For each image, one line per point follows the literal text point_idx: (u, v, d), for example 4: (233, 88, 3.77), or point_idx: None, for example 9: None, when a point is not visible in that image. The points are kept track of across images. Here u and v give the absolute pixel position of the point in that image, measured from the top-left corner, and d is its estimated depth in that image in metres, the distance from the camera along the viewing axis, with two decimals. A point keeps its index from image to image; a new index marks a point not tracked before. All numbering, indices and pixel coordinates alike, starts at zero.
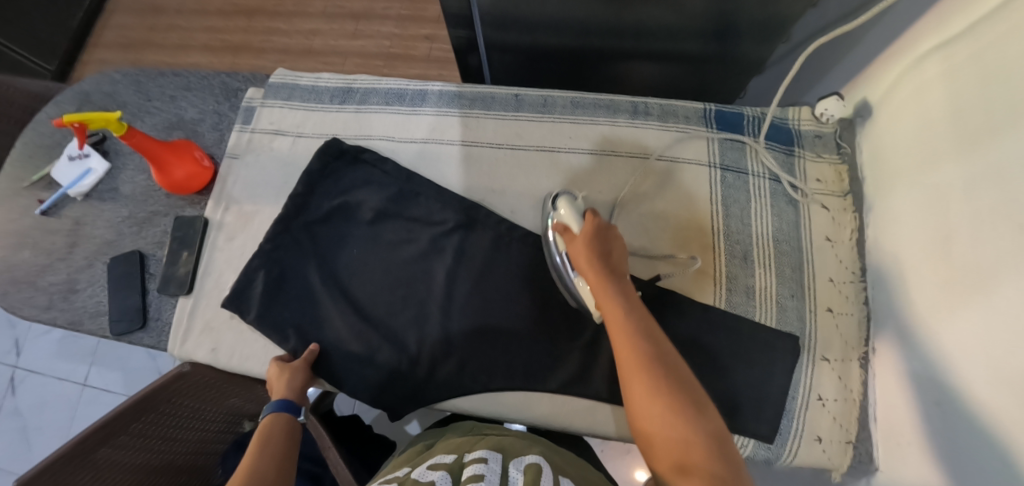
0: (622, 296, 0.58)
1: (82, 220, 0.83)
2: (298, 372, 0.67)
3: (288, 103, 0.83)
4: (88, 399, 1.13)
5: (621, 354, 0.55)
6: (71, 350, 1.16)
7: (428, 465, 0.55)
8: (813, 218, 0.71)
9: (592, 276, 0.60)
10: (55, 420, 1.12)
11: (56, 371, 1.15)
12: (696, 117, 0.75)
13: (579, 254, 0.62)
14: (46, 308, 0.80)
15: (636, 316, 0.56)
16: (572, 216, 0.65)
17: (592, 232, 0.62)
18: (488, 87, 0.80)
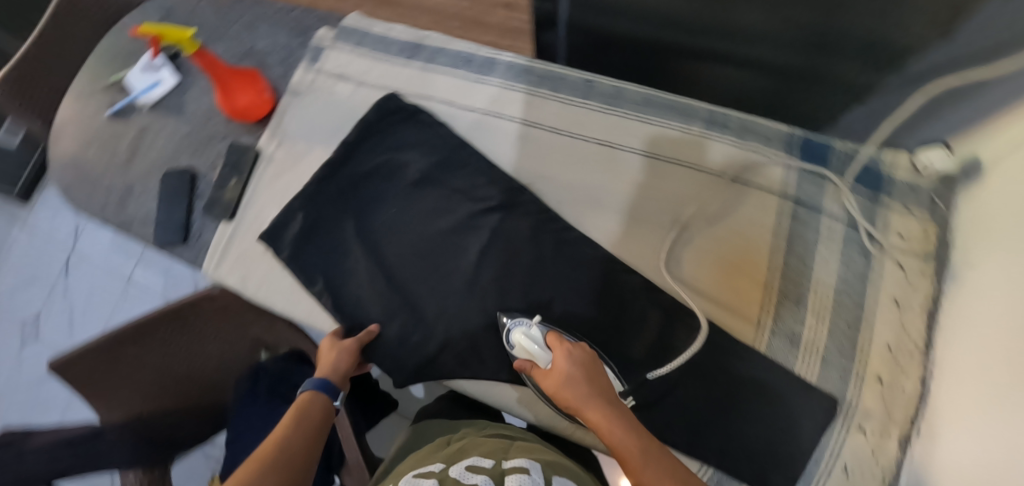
0: (622, 420, 0.53)
1: (146, 130, 0.86)
2: (349, 352, 0.67)
3: (356, 50, 0.82)
4: (131, 296, 1.20)
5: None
6: (123, 248, 1.23)
7: (465, 464, 0.49)
8: (885, 276, 0.64)
9: (588, 409, 0.55)
10: (98, 309, 1.20)
11: (107, 264, 1.22)
12: (779, 141, 0.69)
13: (562, 391, 0.57)
14: (105, 207, 0.85)
15: (649, 447, 0.51)
16: (537, 347, 0.61)
17: (571, 357, 0.59)
18: (560, 68, 0.75)
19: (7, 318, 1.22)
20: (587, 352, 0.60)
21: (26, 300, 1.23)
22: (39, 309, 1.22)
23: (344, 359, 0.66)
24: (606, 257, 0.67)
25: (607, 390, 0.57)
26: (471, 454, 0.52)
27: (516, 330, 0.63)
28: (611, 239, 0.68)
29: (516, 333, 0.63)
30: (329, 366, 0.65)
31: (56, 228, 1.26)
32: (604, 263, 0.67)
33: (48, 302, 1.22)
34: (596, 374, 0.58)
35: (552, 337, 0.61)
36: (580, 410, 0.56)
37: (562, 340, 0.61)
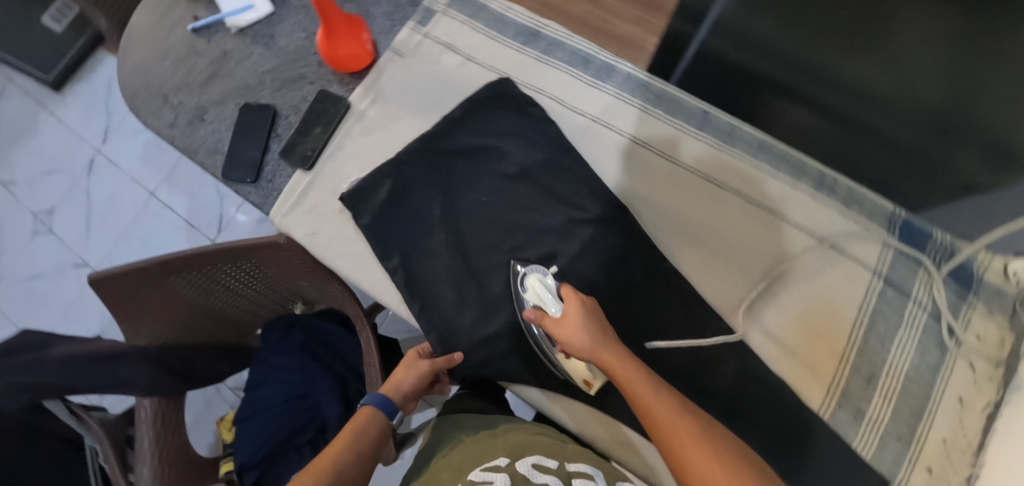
0: (633, 364, 0.56)
1: (230, 54, 0.81)
2: (422, 376, 0.66)
3: (470, 21, 0.78)
4: (151, 210, 1.17)
5: (667, 427, 0.51)
6: (153, 159, 1.18)
7: (532, 462, 0.53)
8: (954, 373, 0.65)
9: (602, 354, 0.56)
10: (117, 217, 1.17)
11: (132, 171, 1.18)
12: (882, 217, 0.69)
13: (577, 338, 0.58)
14: (169, 125, 0.79)
15: (658, 383, 0.55)
16: (550, 296, 0.62)
17: (583, 306, 0.59)
18: (679, 92, 0.74)
19: (20, 207, 1.19)
20: (593, 301, 0.62)
21: (41, 192, 1.19)
22: (54, 203, 1.18)
23: (416, 378, 0.65)
24: (693, 295, 0.67)
25: (614, 336, 0.59)
26: (532, 453, 0.55)
27: (532, 276, 0.64)
28: (699, 278, 0.67)
29: (531, 279, 0.64)
30: (396, 382, 0.65)
31: (86, 121, 1.21)
32: (690, 301, 0.66)
33: (65, 197, 1.18)
34: (603, 322, 0.60)
35: (564, 288, 0.62)
36: (594, 356, 0.57)
37: (572, 290, 0.62)
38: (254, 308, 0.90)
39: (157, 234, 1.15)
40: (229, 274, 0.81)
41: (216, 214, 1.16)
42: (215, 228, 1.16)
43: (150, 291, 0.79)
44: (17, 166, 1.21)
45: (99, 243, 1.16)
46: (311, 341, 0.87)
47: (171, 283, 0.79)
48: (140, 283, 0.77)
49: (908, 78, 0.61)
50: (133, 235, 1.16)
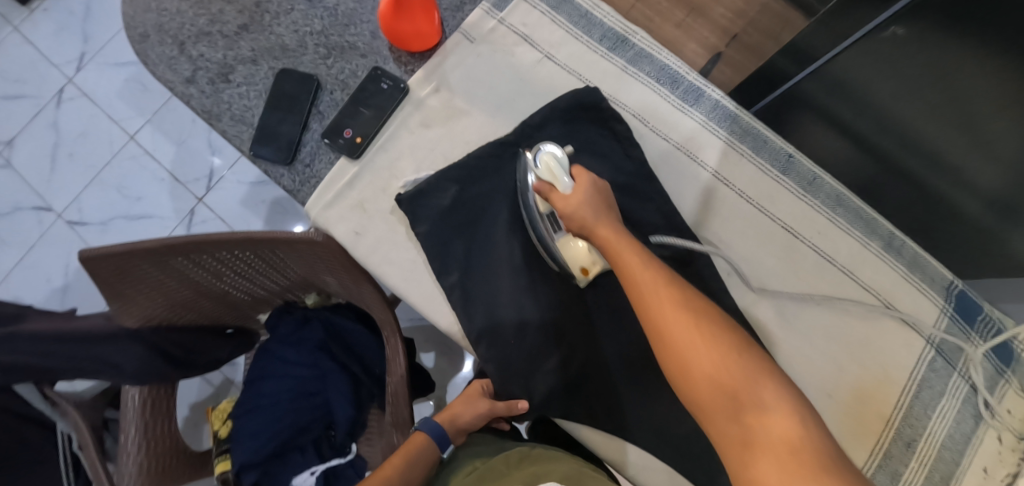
0: (632, 241, 0.53)
1: (265, 6, 0.69)
2: (480, 413, 0.70)
3: (551, 13, 0.69)
4: (129, 154, 1.20)
5: (652, 297, 0.49)
6: (133, 96, 1.22)
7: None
8: (982, 445, 0.66)
9: (601, 230, 0.54)
10: (94, 157, 1.20)
11: (110, 109, 1.22)
12: (940, 285, 0.69)
13: (577, 213, 0.55)
14: (186, 80, 0.68)
15: (653, 260, 0.52)
16: (562, 171, 0.58)
17: (591, 184, 0.57)
18: (765, 128, 0.69)
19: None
20: (604, 187, 0.58)
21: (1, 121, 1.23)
22: (14, 135, 1.22)
23: (472, 416, 0.71)
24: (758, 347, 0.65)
25: (617, 217, 0.56)
26: (548, 478, 0.58)
27: (545, 151, 0.59)
28: (767, 330, 0.67)
29: (544, 155, 0.59)
30: (453, 413, 0.71)
31: (61, 49, 1.24)
32: None
33: (37, 130, 1.22)
34: (610, 206, 0.57)
35: (576, 167, 0.58)
36: (593, 232, 0.55)
37: (586, 171, 0.58)
38: (266, 292, 0.82)
39: (138, 181, 1.18)
40: (245, 259, 0.72)
41: (204, 169, 1.19)
42: (200, 184, 1.18)
43: (153, 272, 0.69)
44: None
45: (67, 181, 1.20)
46: (330, 340, 0.81)
47: (176, 264, 0.69)
48: (142, 263, 0.67)
49: (975, 153, 0.65)
50: (108, 179, 1.19)
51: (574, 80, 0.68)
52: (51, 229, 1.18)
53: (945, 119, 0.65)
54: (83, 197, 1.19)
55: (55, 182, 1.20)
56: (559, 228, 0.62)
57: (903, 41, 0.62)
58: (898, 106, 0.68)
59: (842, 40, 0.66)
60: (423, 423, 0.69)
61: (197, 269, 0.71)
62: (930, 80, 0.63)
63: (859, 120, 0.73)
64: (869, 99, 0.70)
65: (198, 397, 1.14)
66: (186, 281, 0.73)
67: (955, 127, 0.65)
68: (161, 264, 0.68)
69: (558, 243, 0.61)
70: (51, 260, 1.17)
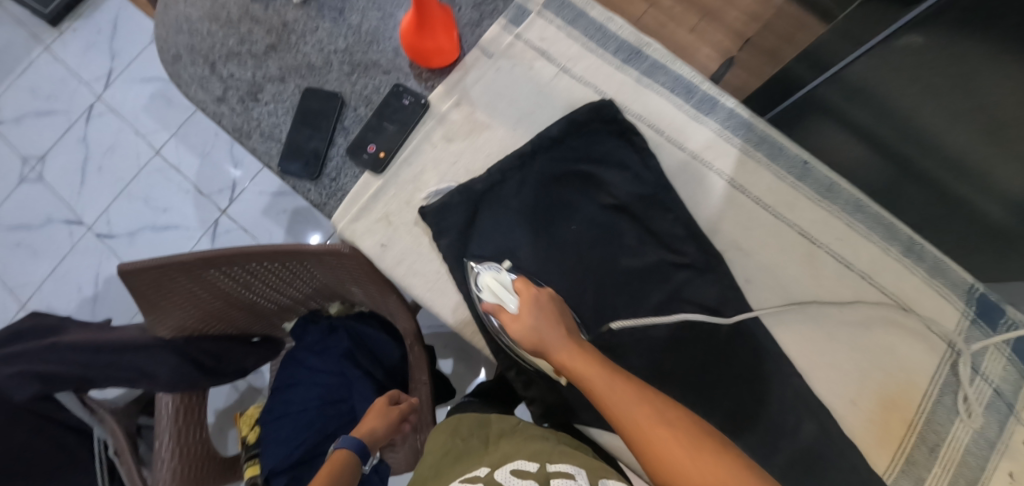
0: (591, 351, 0.55)
1: (292, 26, 0.71)
2: (388, 423, 0.74)
3: (567, 27, 0.71)
4: (155, 166, 1.24)
5: (627, 422, 0.50)
6: (157, 111, 1.25)
7: (511, 469, 0.57)
8: (1012, 449, 0.67)
9: (559, 351, 0.55)
10: (121, 170, 1.24)
11: (136, 123, 1.26)
12: (962, 289, 0.69)
13: (531, 337, 0.56)
14: (218, 100, 0.71)
15: (617, 375, 0.53)
16: (507, 293, 0.60)
17: (536, 302, 0.58)
18: (781, 136, 0.70)
19: (10, 149, 1.28)
20: (551, 296, 0.60)
21: (31, 137, 1.28)
22: (45, 151, 1.27)
23: (386, 426, 0.73)
24: (779, 353, 0.66)
25: (567, 323, 0.58)
26: (516, 459, 0.59)
27: (486, 274, 0.62)
28: (790, 338, 0.67)
29: (486, 277, 0.62)
30: (370, 426, 0.73)
31: (88, 67, 1.29)
32: (776, 359, 0.66)
33: (66, 145, 1.27)
34: (560, 316, 0.58)
35: (519, 283, 0.60)
36: (548, 350, 0.56)
37: (528, 284, 0.59)
38: (292, 301, 0.84)
39: (164, 192, 1.22)
40: (273, 271, 0.74)
41: (226, 181, 1.22)
42: (224, 195, 1.21)
43: (186, 285, 0.71)
44: (7, 106, 1.30)
45: (95, 193, 1.24)
46: (355, 348, 0.83)
47: (208, 276, 0.72)
48: (176, 276, 0.70)
49: (995, 156, 0.65)
50: (135, 191, 1.23)
51: (591, 92, 0.70)
52: (81, 240, 1.22)
53: (962, 122, 0.65)
54: (111, 209, 1.23)
55: (84, 195, 1.24)
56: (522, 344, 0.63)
57: (920, 48, 0.62)
58: (914, 112, 0.68)
59: (862, 45, 0.66)
60: (343, 440, 0.72)
61: (228, 280, 0.74)
62: (944, 84, 0.63)
63: (875, 124, 0.73)
64: (885, 102, 0.70)
65: (225, 403, 1.17)
66: (216, 292, 0.75)
67: (974, 130, 0.65)
68: (194, 276, 0.71)
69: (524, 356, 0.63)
70: (79, 270, 1.21)
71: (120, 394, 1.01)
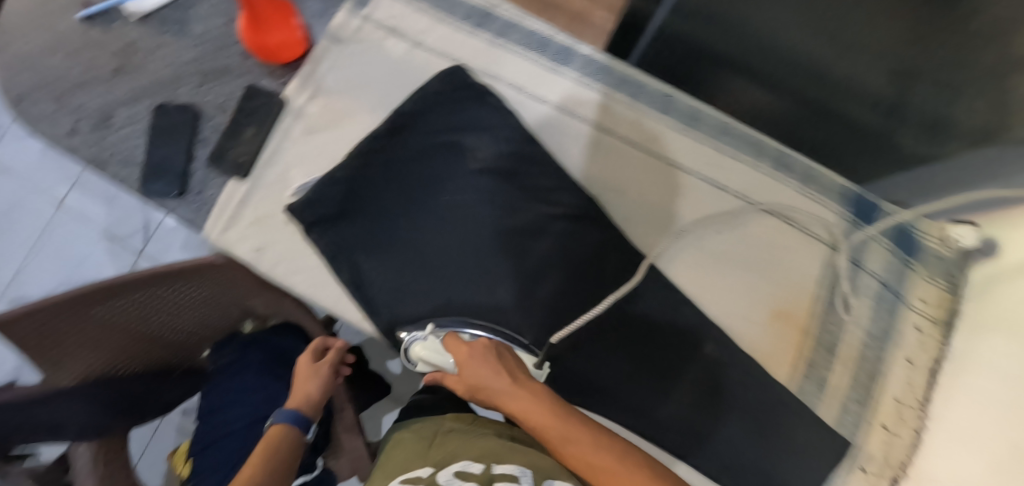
0: (539, 398, 0.55)
1: (135, 46, 0.69)
2: (320, 378, 0.74)
3: (414, 2, 0.71)
4: (63, 221, 1.16)
5: (582, 464, 0.52)
6: (49, 164, 1.17)
7: (454, 471, 0.52)
8: (904, 335, 0.70)
9: (507, 404, 0.55)
10: (22, 230, 1.16)
11: (29, 181, 1.17)
12: (836, 193, 0.71)
13: (478, 392, 0.56)
14: (69, 133, 0.68)
15: (563, 414, 0.54)
16: (441, 356, 0.61)
17: (474, 357, 0.58)
18: (640, 74, 0.71)
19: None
20: (489, 344, 0.60)
21: None
22: None
23: (319, 384, 0.73)
24: (667, 283, 0.67)
25: (509, 367, 0.57)
26: (461, 458, 0.54)
27: (416, 345, 0.62)
28: (677, 267, 0.69)
29: (417, 348, 0.62)
30: (304, 390, 0.72)
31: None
32: (665, 291, 0.67)
33: None
34: (503, 363, 0.58)
35: (453, 342, 0.60)
36: (497, 404, 0.56)
37: (461, 343, 0.59)
38: (200, 330, 0.82)
39: (76, 247, 1.15)
40: (168, 296, 0.72)
41: (139, 223, 1.14)
42: (139, 238, 1.14)
43: (76, 326, 0.68)
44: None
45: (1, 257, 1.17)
46: (272, 360, 0.81)
47: (100, 312, 0.69)
48: (60, 319, 0.66)
49: (842, 48, 0.65)
50: (46, 251, 1.16)
51: (446, 61, 0.70)
52: None
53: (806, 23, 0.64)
54: (23, 271, 1.16)
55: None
56: None
57: None
58: (761, 24, 0.67)
59: None
60: (281, 411, 0.69)
61: (122, 315, 0.71)
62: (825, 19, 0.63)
63: (748, 53, 0.72)
64: (749, 29, 0.69)
65: None
66: (116, 330, 0.72)
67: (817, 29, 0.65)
68: (83, 315, 0.67)
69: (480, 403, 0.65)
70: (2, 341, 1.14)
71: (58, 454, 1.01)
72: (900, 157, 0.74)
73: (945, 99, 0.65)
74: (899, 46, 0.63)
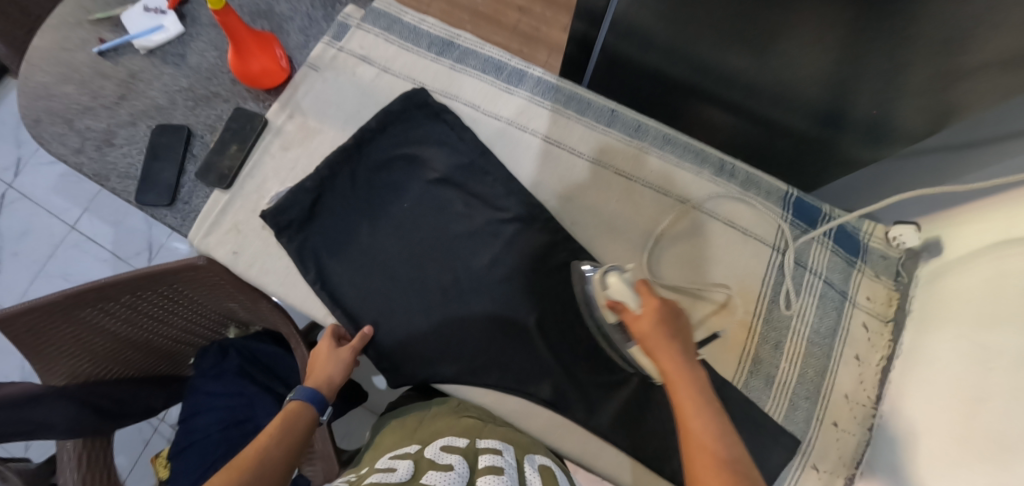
0: (691, 380, 0.54)
1: (139, 75, 0.79)
2: (342, 363, 0.67)
3: (384, 34, 0.80)
4: (71, 242, 1.25)
5: (696, 452, 0.50)
6: (68, 190, 1.28)
7: (440, 445, 0.55)
8: (851, 333, 0.71)
9: (663, 362, 0.56)
10: (33, 252, 1.24)
11: (48, 205, 1.27)
12: (777, 196, 0.75)
13: (646, 339, 0.58)
14: (76, 151, 0.77)
15: (706, 402, 0.53)
16: (627, 292, 0.60)
17: (659, 308, 0.59)
18: (587, 92, 0.78)
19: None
20: (674, 308, 0.60)
21: None
22: None
23: (340, 368, 0.66)
24: None
25: (685, 343, 0.57)
26: (445, 434, 0.58)
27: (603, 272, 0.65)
28: (622, 267, 0.72)
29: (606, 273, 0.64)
30: (325, 374, 0.66)
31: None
32: None
33: None
34: (679, 331, 0.58)
35: (642, 285, 0.61)
36: (655, 358, 0.57)
37: (651, 292, 0.60)
38: (183, 337, 0.87)
39: (80, 266, 1.23)
40: (153, 301, 0.77)
41: (143, 243, 1.25)
42: (142, 258, 1.24)
43: (67, 327, 0.74)
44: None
45: (13, 277, 1.23)
46: (246, 363, 0.86)
47: (89, 315, 0.74)
48: (53, 319, 0.72)
49: (773, 65, 0.69)
50: (52, 270, 1.23)
51: (410, 84, 0.78)
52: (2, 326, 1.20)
53: (737, 44, 0.69)
54: (29, 294, 1.22)
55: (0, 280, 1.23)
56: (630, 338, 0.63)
57: None
58: (698, 48, 0.72)
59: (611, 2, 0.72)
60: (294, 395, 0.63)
61: (110, 318, 0.76)
62: (759, 33, 0.66)
63: (687, 72, 0.77)
64: (684, 48, 0.73)
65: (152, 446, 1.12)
66: (103, 333, 0.77)
67: (749, 52, 0.69)
68: (73, 317, 0.73)
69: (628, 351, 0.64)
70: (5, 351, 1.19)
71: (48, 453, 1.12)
72: (839, 163, 0.79)
73: (882, 104, 0.66)
74: (835, 55, 0.64)
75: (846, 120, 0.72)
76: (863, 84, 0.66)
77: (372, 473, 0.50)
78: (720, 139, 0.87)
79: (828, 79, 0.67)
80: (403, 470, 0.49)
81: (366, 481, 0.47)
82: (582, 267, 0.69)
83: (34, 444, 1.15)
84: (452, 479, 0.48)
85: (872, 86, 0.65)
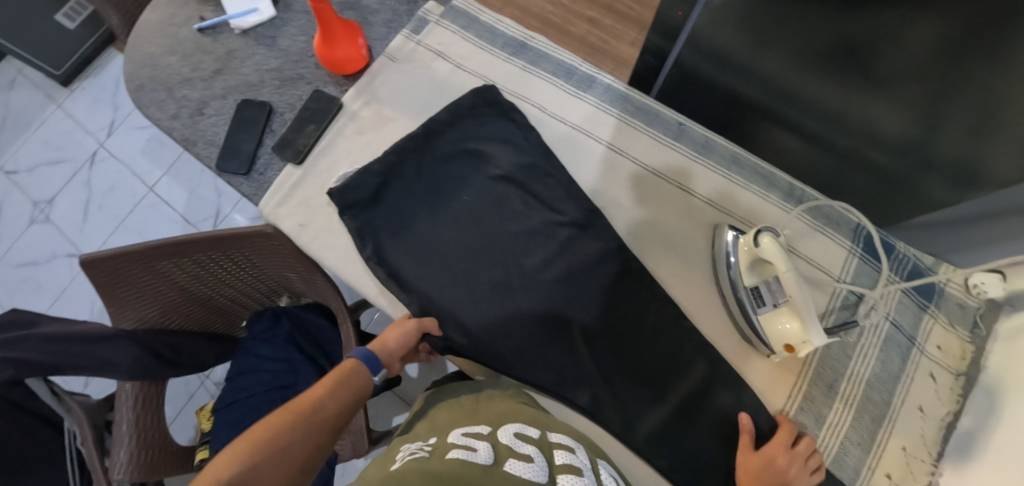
0: None
1: (233, 53, 0.85)
2: (404, 334, 0.67)
3: (462, 31, 0.82)
4: (150, 201, 1.34)
5: None
6: (151, 153, 1.38)
7: (513, 431, 0.53)
8: (917, 382, 0.67)
9: None
10: (116, 207, 1.34)
11: (134, 166, 1.37)
12: (848, 229, 0.71)
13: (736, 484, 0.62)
14: (171, 117, 0.83)
15: None
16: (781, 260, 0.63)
17: (768, 464, 0.61)
18: (657, 104, 0.77)
19: (21, 195, 1.37)
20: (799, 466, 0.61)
21: (41, 184, 1.37)
22: (53, 195, 1.37)
23: (401, 338, 0.66)
24: (664, 297, 0.70)
25: None
26: (515, 420, 0.56)
27: (755, 236, 0.65)
28: (673, 282, 0.71)
29: (764, 237, 0.64)
30: (386, 339, 0.66)
31: (93, 119, 1.41)
32: (660, 303, 0.69)
33: (68, 187, 1.37)
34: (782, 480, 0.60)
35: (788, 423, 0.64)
36: None
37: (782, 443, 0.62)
38: (241, 300, 0.93)
39: (155, 225, 1.32)
40: (220, 262, 0.82)
41: (213, 209, 1.33)
42: (210, 223, 1.31)
43: (143, 276, 0.79)
44: (20, 159, 1.39)
45: (96, 229, 1.33)
46: (295, 332, 0.91)
47: (163, 268, 0.80)
48: (132, 267, 0.78)
49: (860, 94, 0.66)
50: (130, 225, 1.33)
51: (482, 82, 0.80)
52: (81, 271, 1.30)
53: (821, 70, 0.66)
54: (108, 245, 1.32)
55: (85, 231, 1.33)
56: (763, 303, 0.65)
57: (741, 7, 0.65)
58: (781, 72, 0.70)
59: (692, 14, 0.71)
60: (354, 351, 0.63)
61: (180, 273, 0.81)
62: (847, 61, 0.64)
63: (763, 96, 0.75)
64: (761, 70, 0.71)
65: (199, 400, 1.18)
66: (172, 287, 0.83)
67: (836, 81, 0.67)
68: (150, 268, 0.79)
69: (761, 317, 0.65)
70: (83, 293, 1.28)
71: (104, 391, 1.22)
72: (917, 201, 0.75)
73: (974, 143, 0.63)
74: (929, 89, 0.61)
75: (932, 163, 0.68)
76: (954, 126, 0.63)
77: (451, 447, 0.48)
78: (790, 165, 0.84)
79: (919, 115, 0.64)
80: (483, 454, 0.47)
81: (449, 455, 0.46)
82: (727, 232, 0.69)
83: (94, 381, 1.23)
84: (534, 472, 0.46)
85: (963, 131, 0.62)
